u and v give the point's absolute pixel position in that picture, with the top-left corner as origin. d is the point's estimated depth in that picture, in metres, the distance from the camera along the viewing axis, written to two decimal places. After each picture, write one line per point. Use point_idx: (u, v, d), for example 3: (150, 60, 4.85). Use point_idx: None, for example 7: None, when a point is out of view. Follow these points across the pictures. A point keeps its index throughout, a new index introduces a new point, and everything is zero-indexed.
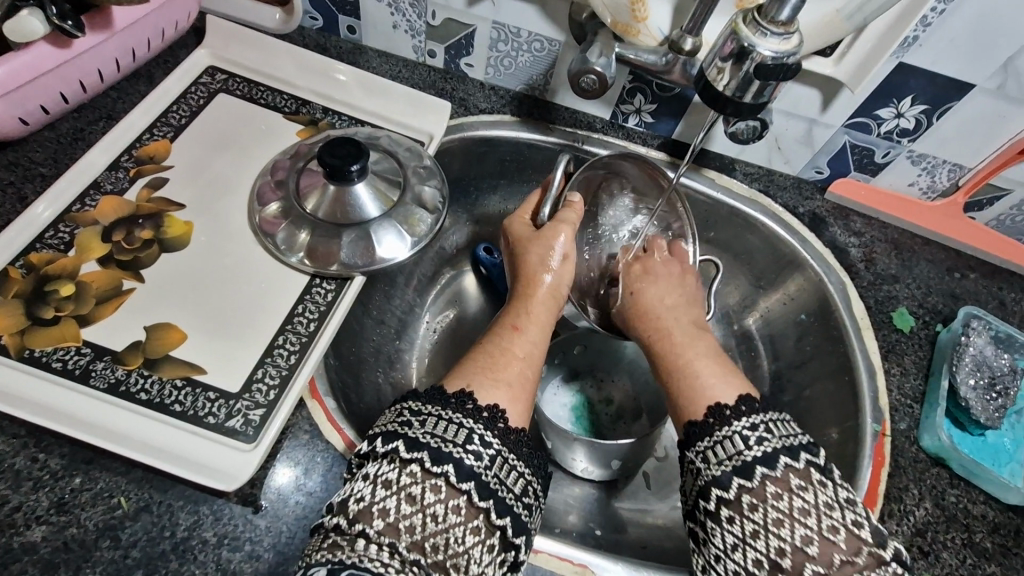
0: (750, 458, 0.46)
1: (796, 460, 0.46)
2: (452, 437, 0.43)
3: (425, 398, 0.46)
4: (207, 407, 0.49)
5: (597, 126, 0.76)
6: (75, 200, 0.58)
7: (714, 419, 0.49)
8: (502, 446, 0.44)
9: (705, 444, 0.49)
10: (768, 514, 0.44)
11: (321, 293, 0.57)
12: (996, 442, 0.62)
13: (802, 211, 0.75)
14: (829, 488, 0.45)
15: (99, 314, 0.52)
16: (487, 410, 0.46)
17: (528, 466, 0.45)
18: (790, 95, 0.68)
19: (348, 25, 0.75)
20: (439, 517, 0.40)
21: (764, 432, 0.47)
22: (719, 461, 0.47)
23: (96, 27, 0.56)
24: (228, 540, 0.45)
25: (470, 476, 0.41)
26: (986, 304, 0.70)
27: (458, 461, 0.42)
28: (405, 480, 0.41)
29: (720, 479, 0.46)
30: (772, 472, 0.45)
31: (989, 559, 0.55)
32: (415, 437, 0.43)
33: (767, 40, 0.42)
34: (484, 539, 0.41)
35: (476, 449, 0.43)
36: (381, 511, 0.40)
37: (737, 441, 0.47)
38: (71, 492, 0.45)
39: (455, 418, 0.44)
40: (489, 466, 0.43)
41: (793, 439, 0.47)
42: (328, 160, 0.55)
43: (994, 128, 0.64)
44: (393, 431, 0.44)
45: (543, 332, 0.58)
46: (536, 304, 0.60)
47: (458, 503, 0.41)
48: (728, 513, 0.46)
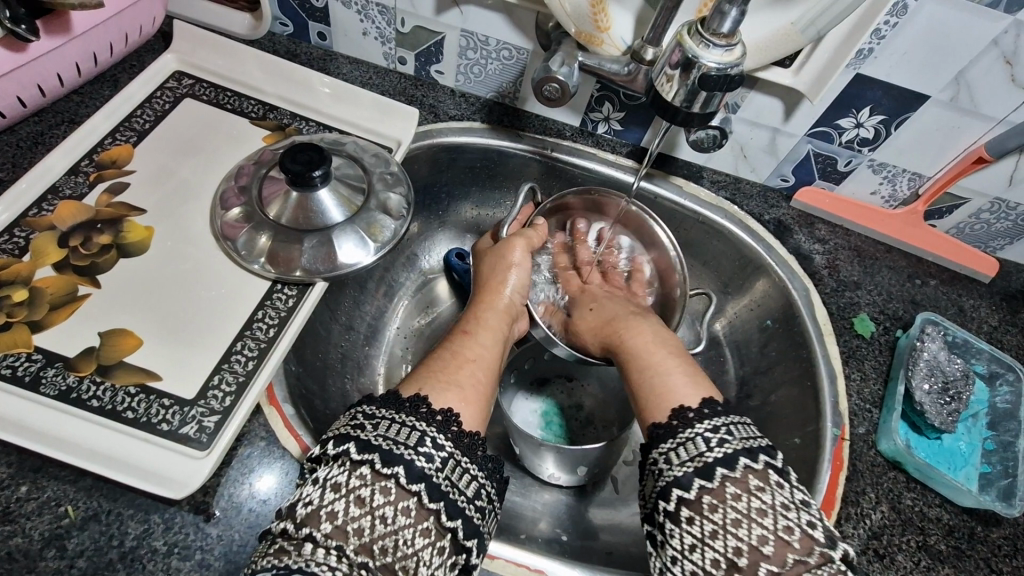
0: (710, 459, 0.46)
1: (754, 461, 0.46)
2: (404, 439, 0.43)
3: (380, 402, 0.46)
4: (160, 414, 0.49)
5: (566, 134, 0.76)
6: (32, 204, 0.57)
7: (677, 421, 0.50)
8: (454, 448, 0.44)
9: (669, 445, 0.49)
10: (727, 514, 0.44)
11: (282, 299, 0.57)
12: (952, 445, 0.63)
13: (767, 219, 0.76)
14: (785, 488, 0.46)
15: (53, 319, 0.52)
16: (441, 413, 0.46)
17: (481, 470, 0.45)
18: (753, 105, 0.69)
19: (318, 32, 0.75)
20: (387, 519, 0.40)
21: (725, 434, 0.48)
22: (682, 461, 0.47)
23: (54, 31, 0.55)
24: (178, 549, 0.45)
25: (421, 478, 0.41)
26: (944, 310, 0.72)
27: (408, 463, 0.42)
28: (354, 483, 0.41)
29: (681, 480, 0.46)
30: (731, 473, 0.45)
31: (942, 561, 0.56)
32: (367, 440, 0.43)
33: (710, 52, 0.43)
34: (434, 542, 0.41)
35: (427, 451, 0.43)
36: (328, 514, 0.40)
37: (698, 443, 0.48)
38: (17, 501, 0.44)
39: (408, 421, 0.44)
40: (440, 468, 0.43)
41: (754, 441, 0.48)
42: (290, 166, 0.55)
43: (950, 137, 0.66)
44: (347, 434, 0.44)
45: (496, 336, 0.60)
46: (490, 310, 0.62)
47: (408, 505, 0.41)
48: (688, 513, 0.45)
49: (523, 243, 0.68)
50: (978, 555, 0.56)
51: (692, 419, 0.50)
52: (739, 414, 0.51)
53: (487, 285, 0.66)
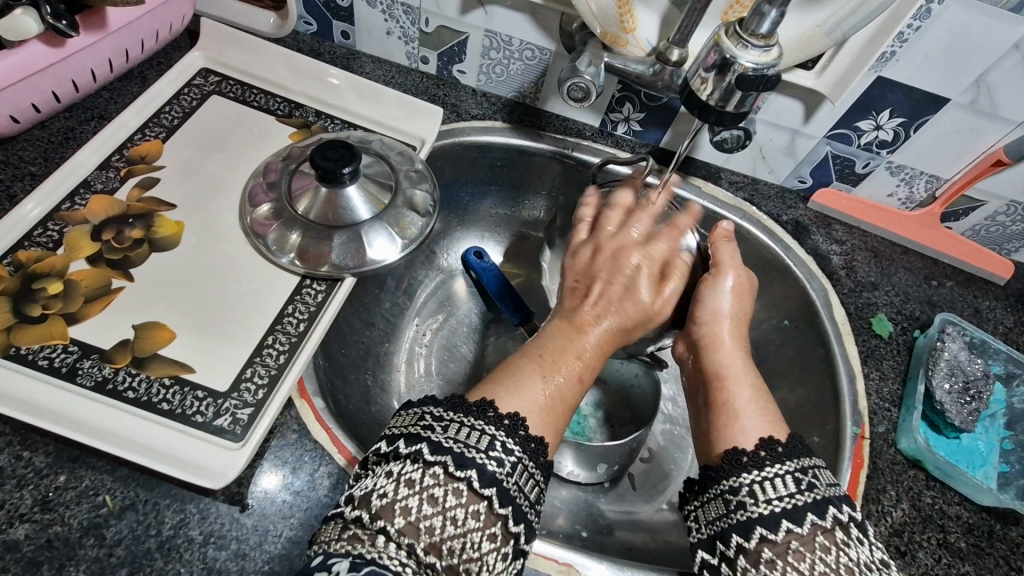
0: (801, 503, 0.45)
1: (842, 512, 0.45)
2: (474, 443, 0.43)
3: (446, 405, 0.45)
4: (195, 406, 0.49)
5: (586, 134, 0.77)
6: (65, 198, 0.58)
7: (766, 453, 0.49)
8: (523, 454, 0.44)
9: (751, 478, 0.47)
10: (815, 565, 0.43)
11: (311, 294, 0.57)
12: (971, 445, 0.63)
13: (785, 219, 0.77)
14: (867, 546, 0.44)
15: (87, 312, 0.52)
16: (508, 418, 0.46)
17: (543, 474, 0.46)
18: (773, 106, 0.70)
19: (341, 31, 0.76)
20: (458, 521, 0.41)
21: (813, 478, 0.47)
22: (769, 499, 0.46)
23: (90, 27, 0.56)
24: (214, 538, 0.45)
25: (492, 483, 0.42)
26: (961, 311, 0.72)
27: (481, 467, 0.42)
28: (428, 481, 0.41)
29: (765, 519, 0.45)
30: (822, 522, 0.44)
31: (963, 558, 0.56)
32: (438, 442, 0.43)
33: (747, 53, 0.43)
34: (499, 547, 0.41)
35: (498, 456, 0.43)
36: (401, 509, 0.40)
37: (786, 482, 0.46)
38: (56, 490, 0.45)
39: (479, 425, 0.44)
40: (510, 473, 0.43)
41: (835, 490, 0.47)
42: (321, 162, 0.56)
43: (970, 140, 0.66)
44: (417, 434, 0.44)
45: (606, 333, 0.58)
46: (604, 303, 0.59)
47: (478, 508, 0.41)
48: (769, 555, 0.44)
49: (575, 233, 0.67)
50: (998, 552, 0.57)
51: (779, 455, 0.48)
52: (814, 457, 0.50)
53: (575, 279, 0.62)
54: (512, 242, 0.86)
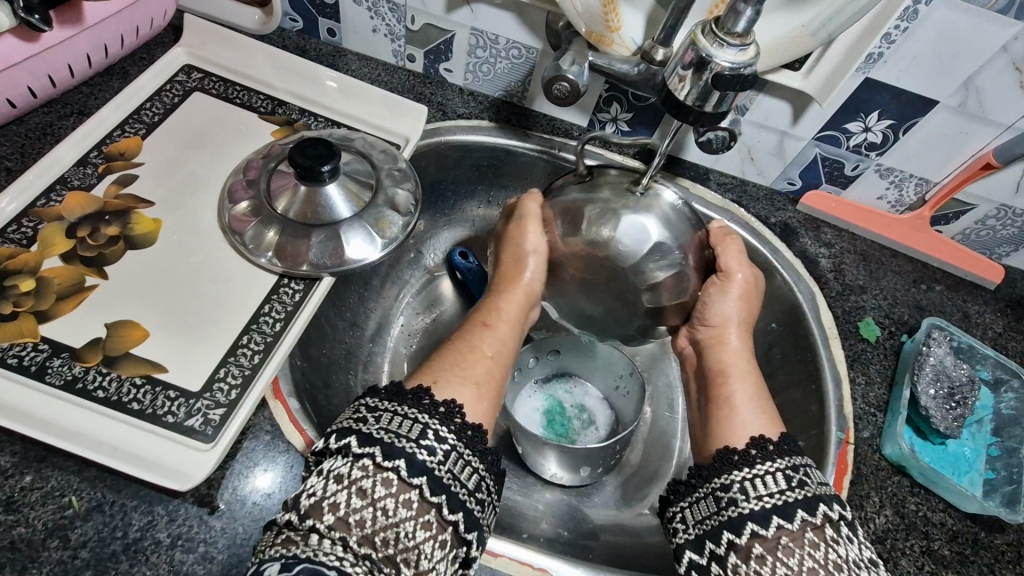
0: (791, 499, 0.45)
1: (831, 509, 0.44)
2: (405, 432, 0.43)
3: (383, 395, 0.46)
4: (166, 406, 0.49)
5: (573, 134, 0.76)
6: (40, 195, 0.57)
7: (756, 450, 0.49)
8: (458, 441, 0.44)
9: (741, 475, 0.47)
10: (805, 561, 0.42)
11: (289, 293, 0.57)
12: (957, 451, 0.62)
13: (774, 221, 0.76)
14: (855, 545, 0.44)
15: (59, 309, 0.51)
16: (444, 405, 0.46)
17: (483, 463, 0.45)
18: (760, 108, 0.69)
19: (328, 28, 0.75)
20: (388, 511, 0.40)
21: (805, 475, 0.46)
22: (759, 495, 0.45)
23: (66, 21, 0.56)
24: (182, 541, 0.45)
25: (422, 472, 0.41)
26: (950, 315, 0.72)
27: (410, 456, 0.41)
28: (356, 474, 0.41)
29: (755, 514, 0.44)
30: (811, 518, 0.44)
31: (946, 566, 0.55)
32: (369, 433, 0.42)
33: (724, 52, 0.43)
34: (437, 535, 0.41)
35: (429, 445, 0.43)
36: (331, 505, 0.40)
37: (777, 479, 0.46)
38: (21, 491, 0.44)
39: (410, 414, 0.44)
40: (442, 461, 0.42)
41: (826, 488, 0.46)
42: (299, 159, 0.56)
43: (958, 143, 0.66)
44: (348, 427, 0.44)
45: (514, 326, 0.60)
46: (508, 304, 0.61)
47: (409, 497, 0.40)
48: (760, 552, 0.43)
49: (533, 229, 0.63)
50: (982, 560, 0.56)
51: (770, 453, 0.48)
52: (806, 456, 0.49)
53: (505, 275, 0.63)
54: None
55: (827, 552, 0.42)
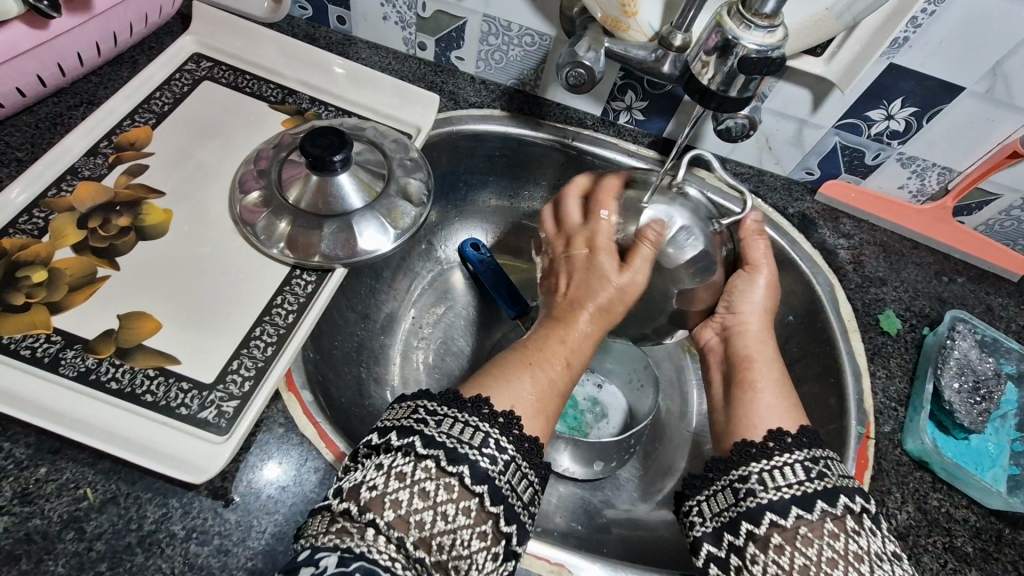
0: (810, 490, 0.44)
1: (852, 501, 0.44)
2: (467, 438, 0.41)
3: (441, 399, 0.44)
4: (179, 398, 0.48)
5: (587, 123, 0.75)
6: (51, 185, 0.57)
7: (775, 443, 0.48)
8: (517, 452, 0.43)
9: (761, 466, 0.46)
10: (824, 551, 0.41)
11: (301, 285, 0.56)
12: (980, 446, 0.61)
13: (792, 212, 0.75)
14: (878, 537, 0.43)
15: (72, 301, 0.51)
16: (503, 415, 0.44)
17: (537, 475, 0.44)
18: (780, 95, 0.67)
19: (338, 16, 0.74)
20: (447, 516, 0.39)
21: (823, 467, 0.46)
22: (777, 486, 0.45)
23: (74, 9, 0.55)
24: (196, 534, 0.44)
25: (484, 480, 0.40)
26: (972, 308, 0.70)
27: (473, 463, 0.40)
28: (419, 474, 0.40)
29: (775, 505, 0.44)
30: (831, 509, 0.43)
31: (969, 563, 0.54)
32: (431, 436, 0.41)
33: (750, 34, 0.41)
34: (489, 546, 0.40)
35: (491, 453, 0.41)
36: (392, 502, 0.39)
37: (797, 471, 0.45)
38: (35, 483, 0.44)
39: (472, 420, 0.43)
40: (503, 471, 0.41)
41: (846, 480, 0.46)
42: (310, 149, 0.55)
43: (985, 130, 0.64)
44: (410, 427, 0.42)
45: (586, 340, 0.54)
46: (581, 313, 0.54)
47: (468, 505, 0.40)
48: (779, 540, 0.43)
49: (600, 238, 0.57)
50: (1007, 558, 0.55)
51: (789, 446, 0.47)
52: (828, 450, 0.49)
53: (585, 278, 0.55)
54: (512, 234, 0.85)
55: (846, 543, 0.42)
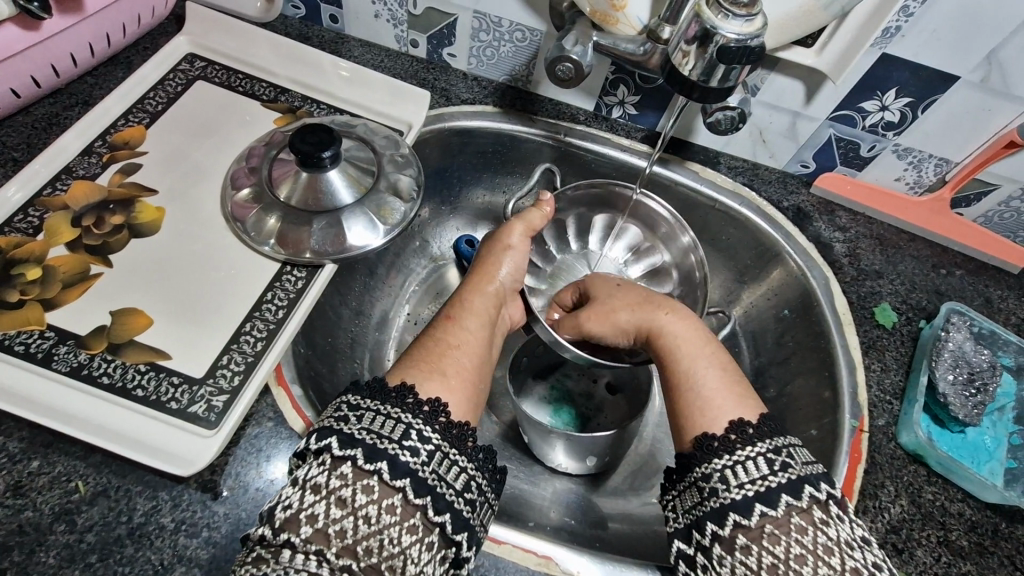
0: (775, 484, 0.43)
1: (818, 490, 0.44)
2: (387, 433, 0.42)
3: (364, 392, 0.44)
4: (169, 393, 0.49)
5: (579, 118, 0.75)
6: (46, 184, 0.58)
7: (737, 437, 0.47)
8: (441, 440, 0.43)
9: (723, 463, 0.46)
10: (791, 548, 0.41)
11: (291, 281, 0.56)
12: (977, 440, 0.60)
13: (787, 205, 0.74)
14: (847, 524, 0.43)
15: (65, 297, 0.52)
16: (428, 404, 0.45)
17: (471, 462, 0.44)
18: (772, 87, 0.67)
19: (330, 14, 0.75)
20: (371, 518, 0.39)
21: (787, 458, 0.45)
22: (741, 483, 0.44)
23: (67, 11, 0.55)
24: (186, 526, 0.45)
25: (406, 473, 0.40)
26: (971, 301, 0.69)
27: (393, 458, 0.40)
28: (334, 483, 0.39)
29: (738, 504, 0.43)
30: (797, 503, 0.43)
31: (964, 557, 0.54)
32: (350, 434, 0.41)
33: (729, 23, 0.41)
34: (423, 538, 0.40)
35: (412, 445, 0.42)
36: (309, 516, 0.38)
37: (759, 466, 0.45)
38: (28, 475, 0.45)
39: (394, 413, 0.43)
40: (427, 462, 0.41)
41: (813, 468, 0.45)
42: (300, 146, 0.55)
43: (981, 120, 0.63)
44: (329, 427, 0.42)
45: (483, 322, 0.58)
46: (476, 295, 0.60)
47: (393, 502, 0.39)
48: (744, 540, 0.42)
49: (522, 227, 0.65)
50: (1003, 551, 0.54)
51: (750, 438, 0.47)
52: (790, 437, 0.48)
53: (481, 266, 0.63)
54: None
55: (813, 536, 0.41)
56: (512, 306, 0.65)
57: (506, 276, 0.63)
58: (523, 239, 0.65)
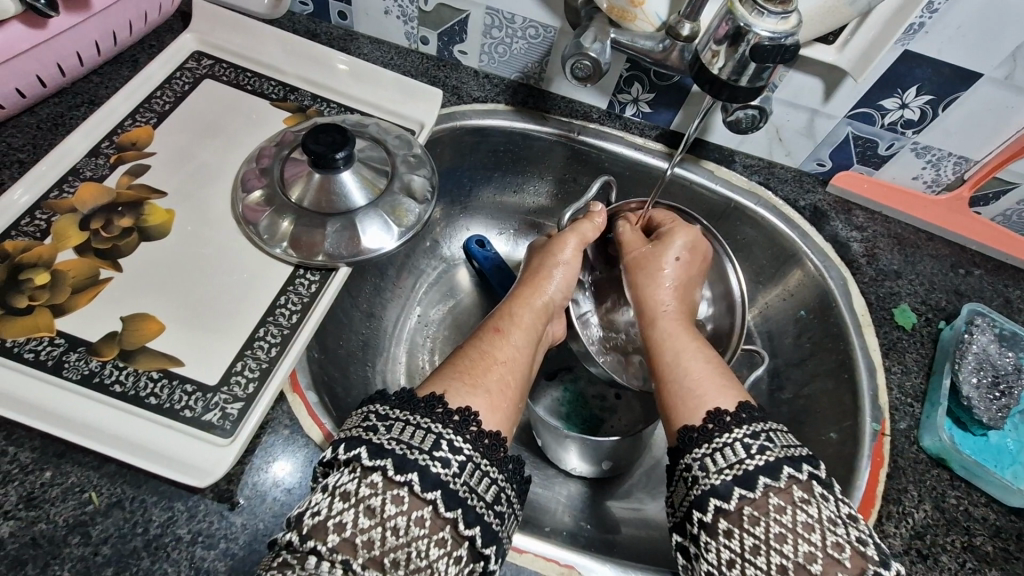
0: (752, 467, 0.43)
1: (799, 471, 0.43)
2: (418, 443, 0.41)
3: (394, 402, 0.44)
4: (184, 401, 0.48)
5: (593, 116, 0.74)
6: (53, 186, 0.56)
7: (713, 425, 0.46)
8: (473, 451, 0.42)
9: (703, 452, 0.45)
10: (769, 528, 0.41)
11: (304, 285, 0.55)
12: (999, 443, 0.60)
13: (803, 205, 0.73)
14: (832, 502, 0.42)
15: (75, 303, 0.51)
16: (458, 413, 0.44)
17: (501, 472, 0.43)
18: (791, 85, 0.66)
19: (339, 11, 0.73)
20: (399, 530, 0.38)
21: (765, 441, 0.44)
22: (720, 469, 0.44)
23: (73, 8, 0.54)
24: (202, 537, 0.44)
25: (436, 485, 0.39)
26: (990, 302, 0.68)
27: (424, 469, 0.39)
28: (365, 491, 0.38)
29: (718, 489, 0.43)
30: (775, 483, 0.42)
31: (989, 563, 0.53)
32: (380, 444, 0.40)
33: (764, 21, 0.40)
34: (451, 551, 0.39)
35: (443, 456, 0.41)
36: (337, 525, 0.37)
37: (737, 449, 0.44)
38: (41, 487, 0.44)
39: (424, 423, 0.42)
40: (458, 473, 0.40)
41: (795, 449, 0.44)
42: (313, 147, 0.54)
43: (1003, 119, 0.62)
44: (358, 437, 0.41)
45: (529, 336, 0.57)
46: (525, 308, 0.59)
47: (422, 514, 0.38)
48: (725, 525, 0.42)
49: (576, 240, 0.63)
50: None
51: (728, 424, 0.46)
52: (776, 422, 0.47)
53: (533, 278, 0.62)
54: (518, 230, 0.84)
55: (792, 516, 0.41)
56: (555, 322, 0.65)
57: (556, 290, 0.62)
58: (576, 252, 0.63)
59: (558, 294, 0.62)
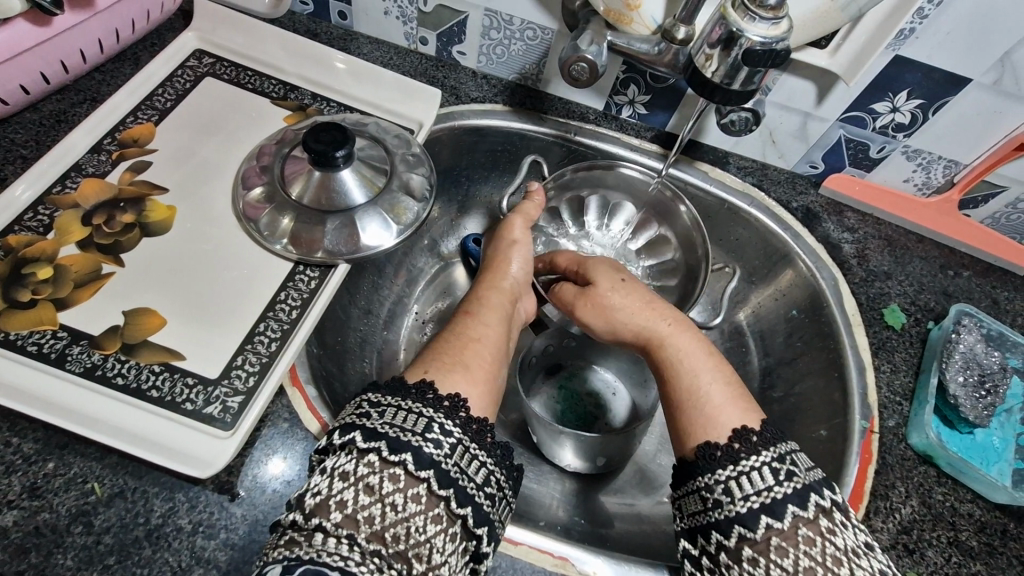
0: (779, 496, 0.43)
1: (822, 498, 0.43)
2: (411, 426, 0.41)
3: (385, 390, 0.44)
4: (185, 393, 0.49)
5: (589, 117, 0.75)
6: (56, 182, 0.57)
7: (741, 446, 0.46)
8: (462, 434, 0.43)
9: (728, 474, 0.45)
10: (799, 561, 0.41)
11: (304, 280, 0.56)
12: (985, 441, 0.61)
13: (796, 206, 0.74)
14: (851, 530, 0.43)
15: (78, 297, 0.51)
16: (449, 399, 0.45)
17: (490, 455, 0.44)
18: (784, 87, 0.67)
19: (339, 11, 0.74)
20: (397, 507, 0.38)
21: (791, 466, 0.44)
22: (746, 495, 0.44)
23: (77, 7, 0.55)
24: (203, 527, 0.45)
25: (430, 465, 0.40)
26: (979, 302, 0.70)
27: (417, 450, 0.40)
28: (363, 471, 0.39)
29: (744, 516, 0.43)
30: (803, 513, 0.42)
31: (974, 557, 0.54)
32: (373, 428, 0.41)
33: (755, 26, 0.42)
34: (447, 529, 0.40)
35: (436, 438, 0.41)
36: (338, 503, 0.38)
37: (765, 475, 0.44)
38: (44, 477, 0.44)
39: (415, 408, 0.43)
40: (450, 454, 0.41)
41: (813, 474, 0.45)
42: (313, 145, 0.55)
43: (991, 123, 0.63)
44: (352, 423, 0.42)
45: (500, 316, 0.57)
46: (492, 291, 0.60)
47: (417, 492, 0.39)
48: (750, 552, 0.42)
49: (522, 220, 0.66)
50: (1012, 552, 0.55)
51: (756, 446, 0.46)
52: (790, 441, 0.47)
53: (492, 263, 0.63)
54: None
55: (823, 548, 0.41)
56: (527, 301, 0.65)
57: (517, 270, 0.63)
58: (524, 231, 0.66)
59: (518, 271, 0.63)
